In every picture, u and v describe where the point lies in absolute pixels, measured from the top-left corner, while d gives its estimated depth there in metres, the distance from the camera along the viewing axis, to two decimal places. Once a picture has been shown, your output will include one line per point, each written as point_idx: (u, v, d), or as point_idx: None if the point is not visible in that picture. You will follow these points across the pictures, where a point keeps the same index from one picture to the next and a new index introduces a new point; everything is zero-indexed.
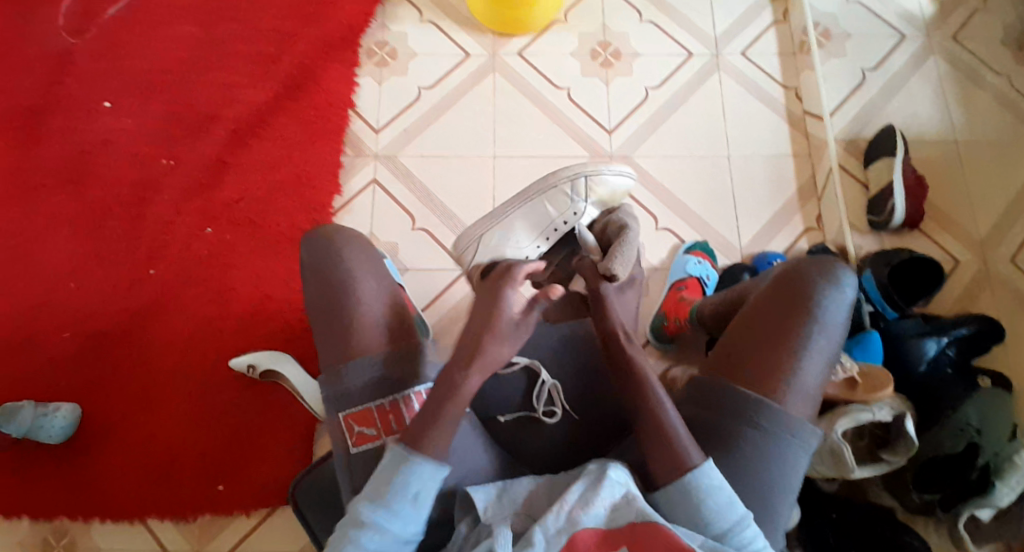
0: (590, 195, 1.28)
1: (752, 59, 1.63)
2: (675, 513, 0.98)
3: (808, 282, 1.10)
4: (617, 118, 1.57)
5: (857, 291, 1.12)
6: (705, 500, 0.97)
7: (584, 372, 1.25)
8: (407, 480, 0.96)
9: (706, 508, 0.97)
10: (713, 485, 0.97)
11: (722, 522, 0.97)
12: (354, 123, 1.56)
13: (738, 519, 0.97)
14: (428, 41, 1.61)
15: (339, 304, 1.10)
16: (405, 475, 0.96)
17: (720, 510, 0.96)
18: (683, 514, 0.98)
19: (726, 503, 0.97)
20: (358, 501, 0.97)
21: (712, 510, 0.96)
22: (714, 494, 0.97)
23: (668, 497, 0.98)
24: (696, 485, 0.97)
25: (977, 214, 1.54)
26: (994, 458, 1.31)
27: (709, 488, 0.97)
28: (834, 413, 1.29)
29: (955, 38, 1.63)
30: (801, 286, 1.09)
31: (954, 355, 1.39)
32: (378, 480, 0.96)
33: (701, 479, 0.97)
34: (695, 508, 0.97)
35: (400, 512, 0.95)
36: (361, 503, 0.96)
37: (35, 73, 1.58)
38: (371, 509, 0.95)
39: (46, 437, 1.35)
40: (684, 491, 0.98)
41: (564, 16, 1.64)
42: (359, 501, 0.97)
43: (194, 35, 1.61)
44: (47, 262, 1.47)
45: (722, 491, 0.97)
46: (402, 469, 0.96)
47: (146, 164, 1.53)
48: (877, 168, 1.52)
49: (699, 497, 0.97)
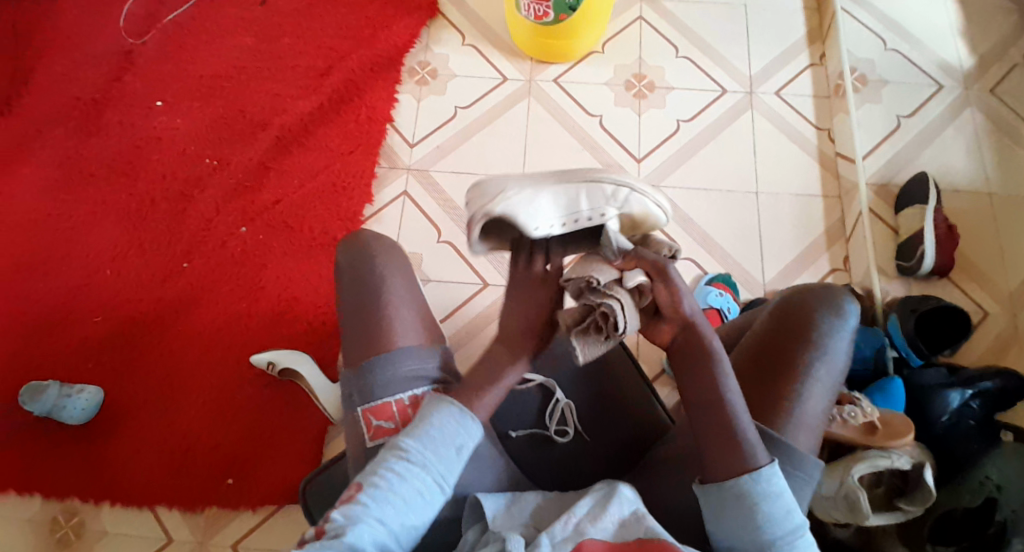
0: (624, 207, 1.05)
1: (786, 99, 1.65)
2: (724, 514, 0.95)
3: (809, 310, 1.09)
4: (647, 148, 1.59)
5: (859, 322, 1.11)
6: (761, 505, 0.94)
7: (598, 397, 1.26)
8: (441, 445, 0.99)
9: (763, 514, 0.94)
10: (778, 489, 0.94)
11: (777, 529, 0.94)
12: (391, 137, 1.61)
13: (797, 527, 0.95)
14: (467, 64, 1.66)
15: (367, 304, 1.12)
16: (439, 441, 0.99)
17: (780, 515, 0.94)
18: (737, 516, 0.95)
19: (785, 509, 0.95)
20: (385, 455, 0.98)
21: (769, 516, 0.94)
22: (772, 500, 0.94)
23: (724, 493, 0.95)
24: (759, 487, 0.94)
25: (1008, 268, 1.51)
26: (1012, 515, 1.26)
27: (775, 491, 0.94)
28: (851, 458, 1.28)
29: (992, 91, 1.62)
30: (802, 314, 1.09)
31: (977, 409, 1.36)
32: (411, 440, 0.99)
33: (769, 480, 0.94)
34: (752, 509, 0.94)
35: (442, 454, 0.98)
36: (389, 458, 0.98)
37: (95, 70, 1.66)
38: (401, 467, 0.97)
39: (68, 417, 1.39)
40: (745, 490, 0.94)
41: (602, 47, 1.67)
42: (386, 456, 0.98)
43: (247, 45, 1.68)
44: (88, 248, 1.52)
45: (782, 497, 0.95)
46: (436, 434, 0.99)
47: (191, 162, 1.59)
48: (908, 215, 1.52)
49: (758, 500, 0.94)
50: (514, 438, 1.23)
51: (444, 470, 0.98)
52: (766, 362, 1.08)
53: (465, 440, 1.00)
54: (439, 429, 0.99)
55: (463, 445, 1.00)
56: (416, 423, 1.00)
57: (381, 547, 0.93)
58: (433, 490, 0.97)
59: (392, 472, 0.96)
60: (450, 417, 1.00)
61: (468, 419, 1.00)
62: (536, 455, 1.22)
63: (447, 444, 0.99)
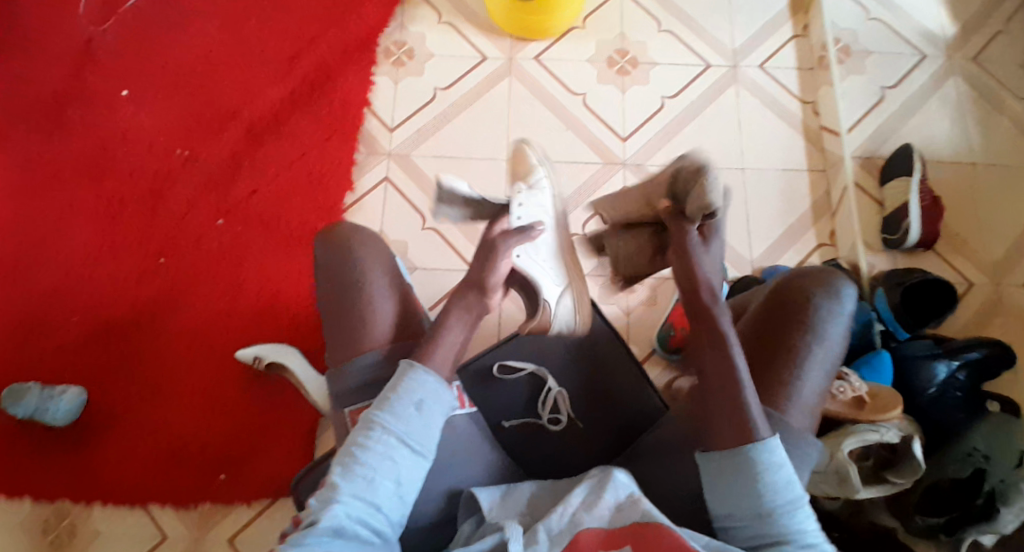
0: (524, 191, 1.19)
1: (770, 72, 1.62)
2: (724, 483, 0.96)
3: (806, 294, 1.08)
4: (632, 126, 1.57)
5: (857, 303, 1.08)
6: (762, 477, 0.93)
7: (591, 386, 1.23)
8: (400, 406, 0.97)
9: (763, 486, 0.93)
10: (779, 462, 0.93)
11: (777, 498, 0.93)
12: (368, 121, 1.56)
13: (798, 500, 0.93)
14: (445, 44, 1.62)
15: (349, 303, 1.09)
16: (398, 403, 0.97)
17: (779, 486, 0.93)
18: (738, 487, 0.95)
19: (785, 482, 0.93)
20: (353, 431, 0.97)
21: (770, 486, 0.93)
22: (774, 471, 0.93)
23: (724, 466, 0.96)
24: (759, 459, 0.94)
25: (993, 236, 1.51)
26: (1001, 484, 1.27)
27: (776, 464, 0.94)
28: (840, 432, 1.26)
29: (975, 59, 1.61)
30: (797, 298, 1.07)
31: (964, 380, 1.36)
32: (372, 410, 0.97)
33: (767, 454, 0.94)
34: (752, 479, 0.94)
35: (405, 414, 0.97)
36: (356, 433, 0.96)
37: (56, 61, 1.60)
38: (367, 436, 0.95)
39: (52, 419, 1.35)
40: (745, 461, 0.94)
41: (583, 23, 1.64)
42: (353, 431, 0.97)
43: (214, 31, 1.62)
44: (59, 247, 1.48)
45: (784, 468, 0.94)
46: (395, 397, 0.98)
47: (162, 155, 1.54)
48: (893, 187, 1.51)
49: (759, 472, 0.94)
50: (506, 429, 1.20)
51: (408, 430, 0.96)
52: (761, 347, 1.07)
53: (424, 395, 0.98)
54: (397, 391, 0.98)
55: (423, 401, 0.98)
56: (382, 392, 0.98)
57: (362, 521, 0.92)
58: (403, 451, 0.96)
59: (359, 445, 0.95)
60: (403, 377, 0.99)
61: (422, 373, 0.99)
62: (530, 445, 1.19)
63: (405, 403, 0.97)
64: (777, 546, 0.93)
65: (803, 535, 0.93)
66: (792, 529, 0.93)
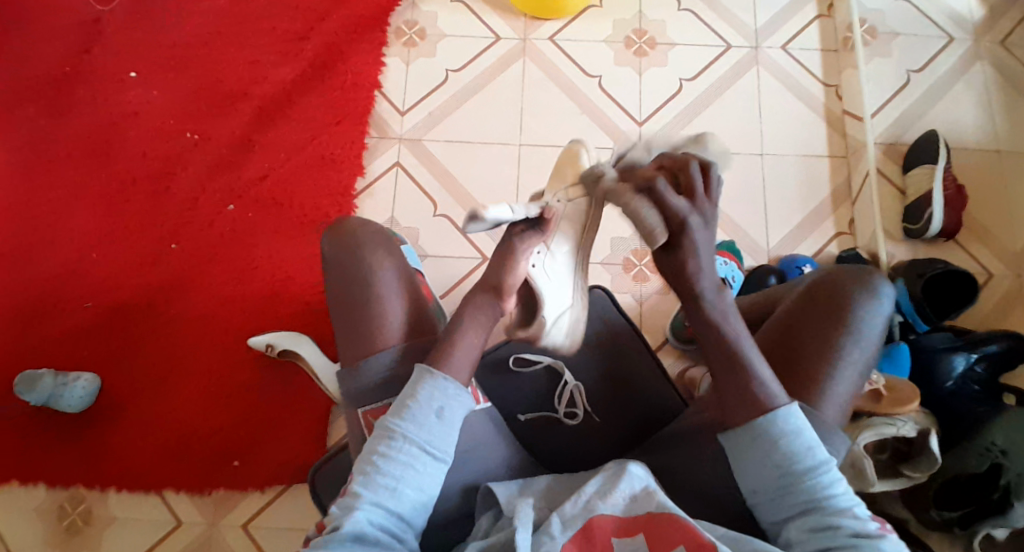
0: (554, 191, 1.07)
1: (792, 54, 1.58)
2: (745, 458, 0.93)
3: (844, 292, 1.04)
4: (648, 111, 1.53)
5: (893, 305, 1.05)
6: (782, 443, 0.91)
7: (608, 380, 1.22)
8: (420, 413, 0.97)
9: (785, 451, 0.91)
10: (798, 426, 0.90)
11: (800, 465, 0.90)
12: (380, 105, 1.54)
13: (823, 460, 0.90)
14: (458, 24, 1.58)
15: (359, 300, 1.08)
16: (418, 410, 0.97)
17: (801, 450, 0.90)
18: (759, 459, 0.92)
19: (808, 445, 0.91)
20: (373, 438, 0.97)
21: (789, 454, 0.91)
22: (794, 437, 0.91)
23: (742, 439, 0.93)
24: (779, 423, 0.91)
25: (1017, 225, 1.46)
26: (1016, 479, 1.20)
27: (797, 427, 0.91)
28: (856, 425, 1.22)
29: (1002, 43, 1.55)
30: (836, 297, 1.04)
31: (982, 372, 1.32)
32: (393, 418, 0.97)
33: (784, 420, 0.91)
34: (772, 447, 0.91)
35: (424, 422, 0.97)
36: (376, 441, 0.96)
37: (66, 42, 1.58)
38: (388, 446, 0.96)
39: (66, 406, 1.36)
40: (763, 432, 0.91)
41: (599, 2, 1.60)
42: (373, 439, 0.97)
43: (223, 10, 1.60)
44: (71, 230, 1.47)
45: (803, 434, 0.91)
46: (414, 405, 0.97)
47: (171, 138, 1.53)
48: (915, 176, 1.47)
49: (778, 439, 0.91)
50: (521, 422, 1.20)
51: (429, 438, 0.97)
52: (793, 342, 1.04)
53: (444, 402, 0.98)
54: (416, 399, 0.98)
55: (443, 408, 0.98)
56: (399, 402, 0.98)
57: (383, 527, 0.92)
58: (425, 459, 0.96)
59: (381, 454, 0.95)
60: (420, 385, 0.98)
61: (442, 381, 0.98)
62: (545, 438, 1.18)
63: (425, 410, 0.97)
64: (806, 514, 0.90)
65: (836, 492, 0.89)
66: (821, 488, 0.89)
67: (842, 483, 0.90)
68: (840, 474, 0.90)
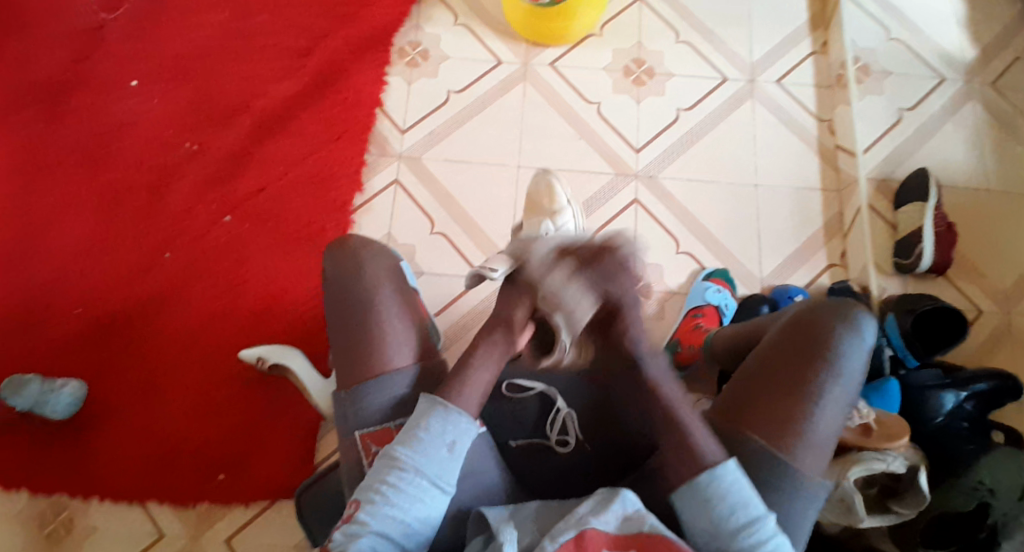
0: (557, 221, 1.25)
1: (786, 88, 1.61)
2: (686, 515, 0.95)
3: (826, 328, 1.04)
4: (646, 138, 1.56)
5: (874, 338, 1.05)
6: (718, 504, 0.93)
7: (603, 406, 1.14)
8: (430, 445, 0.97)
9: (716, 510, 0.93)
10: (726, 488, 0.93)
11: (737, 522, 0.92)
12: (381, 122, 1.55)
13: (756, 516, 0.93)
14: (461, 46, 1.61)
15: (359, 322, 1.06)
16: (429, 442, 0.97)
17: (732, 509, 0.93)
18: (701, 521, 0.94)
19: (737, 504, 0.93)
20: (379, 468, 0.96)
21: (726, 511, 0.93)
22: (728, 496, 0.93)
23: (685, 497, 0.95)
24: (710, 485, 0.94)
25: (1004, 264, 1.48)
26: (1004, 518, 1.20)
27: (727, 488, 0.94)
28: (844, 459, 1.17)
29: (993, 85, 1.59)
30: (817, 332, 1.04)
31: (972, 409, 1.31)
32: (401, 448, 0.97)
33: (712, 482, 0.94)
34: (706, 509, 0.94)
35: (435, 455, 0.97)
36: (383, 470, 0.96)
37: (68, 50, 1.59)
38: (395, 477, 0.95)
39: (51, 412, 1.33)
40: (704, 489, 0.94)
41: (600, 31, 1.63)
42: (380, 468, 0.96)
43: (226, 24, 1.61)
44: (64, 236, 1.47)
45: (733, 495, 0.93)
46: (425, 436, 0.98)
47: (170, 147, 1.53)
48: (906, 212, 1.48)
49: (717, 499, 0.94)
50: (513, 449, 1.13)
51: (439, 471, 0.96)
52: (776, 375, 1.03)
53: (455, 435, 0.98)
54: (427, 430, 0.98)
55: (455, 442, 0.98)
56: (408, 430, 0.98)
57: None
58: (433, 492, 0.96)
59: (390, 484, 0.95)
60: (432, 416, 0.99)
61: (456, 416, 0.99)
62: (537, 465, 1.12)
63: (437, 443, 0.97)
64: None
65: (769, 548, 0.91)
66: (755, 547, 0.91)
67: (774, 538, 0.92)
68: (773, 528, 0.92)
